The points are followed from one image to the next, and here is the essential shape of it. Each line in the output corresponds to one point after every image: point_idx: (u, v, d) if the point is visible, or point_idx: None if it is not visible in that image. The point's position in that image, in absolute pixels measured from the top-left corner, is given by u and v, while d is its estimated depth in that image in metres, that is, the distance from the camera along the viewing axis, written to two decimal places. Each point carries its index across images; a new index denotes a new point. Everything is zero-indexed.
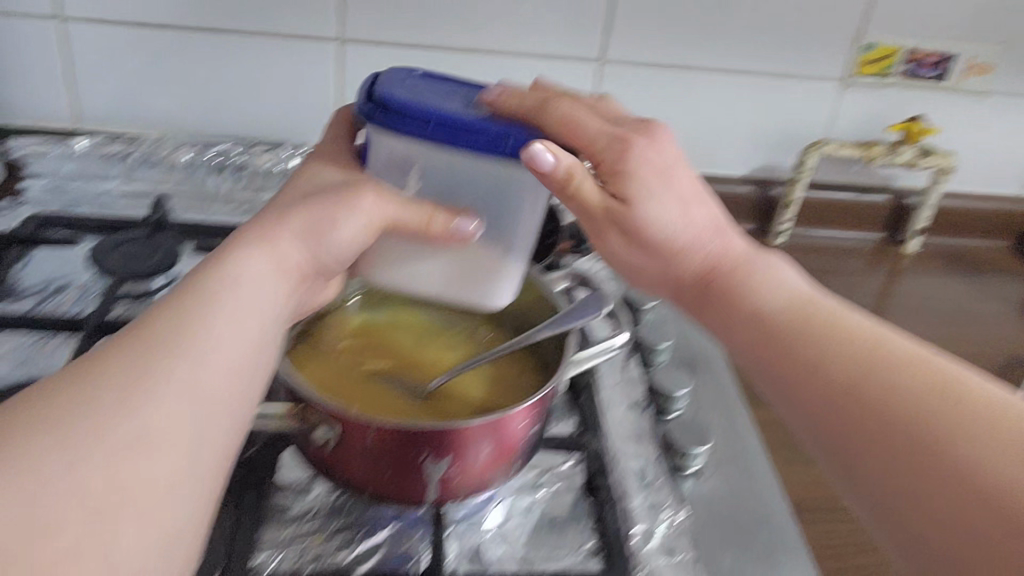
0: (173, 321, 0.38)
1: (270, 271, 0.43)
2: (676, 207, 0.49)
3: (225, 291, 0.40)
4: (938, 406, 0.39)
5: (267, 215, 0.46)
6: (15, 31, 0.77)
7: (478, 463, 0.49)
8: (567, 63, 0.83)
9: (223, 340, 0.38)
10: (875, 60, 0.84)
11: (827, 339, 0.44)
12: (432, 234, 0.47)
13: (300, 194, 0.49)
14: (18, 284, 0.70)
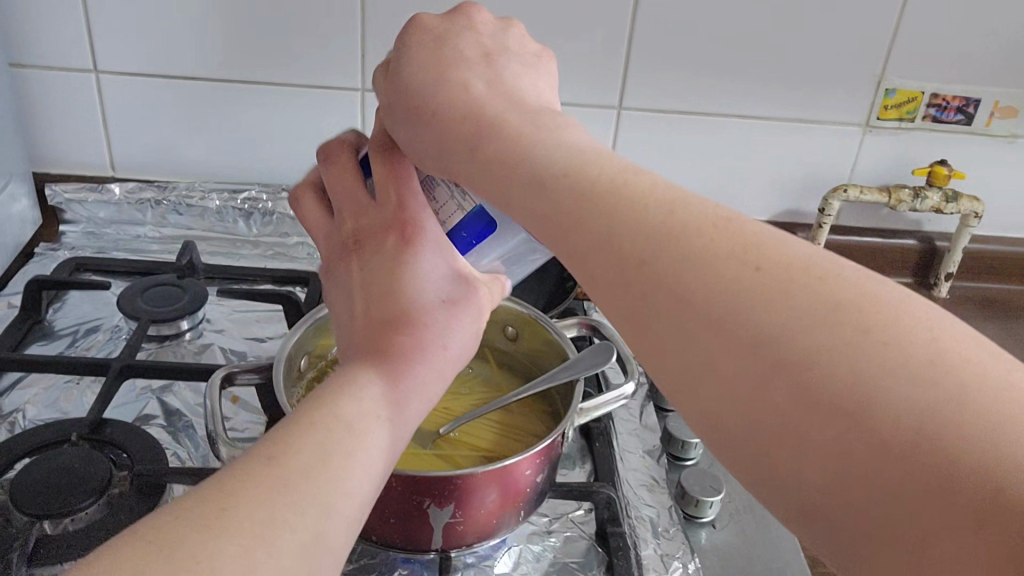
0: (313, 451, 0.33)
1: (411, 396, 0.37)
2: (434, 94, 0.40)
3: (376, 432, 0.35)
4: (857, 357, 0.27)
5: (400, 331, 0.39)
6: (56, 83, 0.81)
7: (483, 509, 0.50)
8: (587, 111, 0.84)
9: (363, 482, 0.33)
10: (897, 104, 0.84)
11: (629, 225, 0.32)
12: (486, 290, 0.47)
13: (435, 301, 0.41)
14: (52, 327, 0.73)
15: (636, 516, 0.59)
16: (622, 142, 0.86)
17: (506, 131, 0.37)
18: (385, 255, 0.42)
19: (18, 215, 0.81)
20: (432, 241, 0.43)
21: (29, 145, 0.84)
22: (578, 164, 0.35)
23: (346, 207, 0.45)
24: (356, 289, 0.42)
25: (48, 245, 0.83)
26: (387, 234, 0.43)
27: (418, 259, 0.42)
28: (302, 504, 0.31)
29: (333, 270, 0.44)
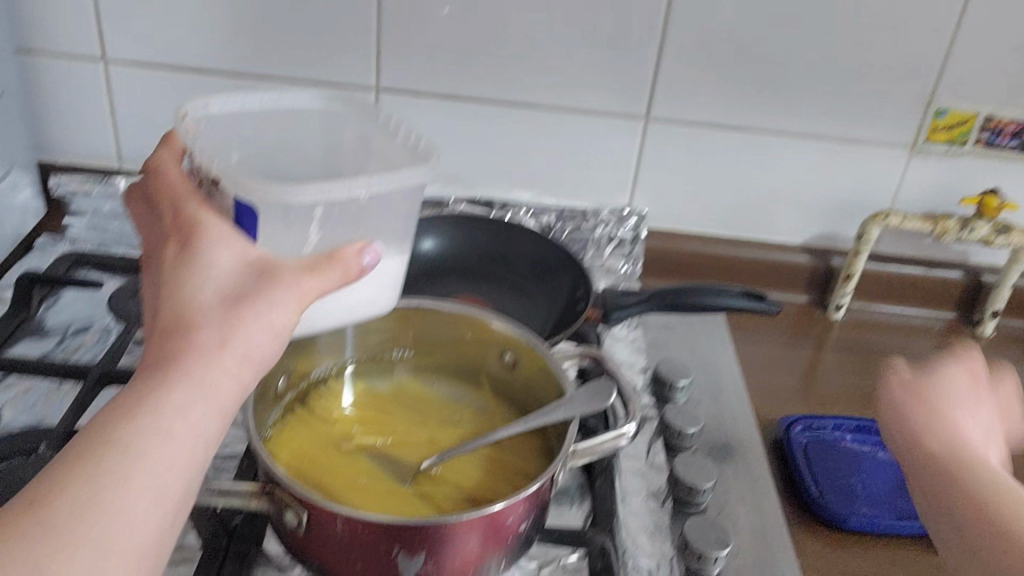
0: (86, 480, 0.36)
1: (206, 400, 0.40)
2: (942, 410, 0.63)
3: (159, 445, 0.38)
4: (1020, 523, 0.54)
5: (178, 335, 0.41)
6: (63, 70, 0.78)
7: (458, 558, 0.45)
8: (613, 121, 0.80)
9: (143, 500, 0.37)
10: (948, 126, 0.78)
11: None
12: (345, 272, 0.47)
13: (217, 298, 0.43)
14: (42, 325, 0.70)
15: (633, 567, 0.55)
16: (648, 154, 0.81)
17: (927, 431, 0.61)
18: (174, 265, 0.45)
19: (19, 205, 0.79)
20: (214, 237, 0.45)
21: (37, 132, 0.82)
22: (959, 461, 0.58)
23: (156, 231, 0.49)
24: (154, 298, 0.45)
25: (50, 236, 0.80)
26: (172, 244, 0.46)
27: (201, 261, 0.44)
28: (83, 531, 0.35)
29: (150, 270, 0.47)
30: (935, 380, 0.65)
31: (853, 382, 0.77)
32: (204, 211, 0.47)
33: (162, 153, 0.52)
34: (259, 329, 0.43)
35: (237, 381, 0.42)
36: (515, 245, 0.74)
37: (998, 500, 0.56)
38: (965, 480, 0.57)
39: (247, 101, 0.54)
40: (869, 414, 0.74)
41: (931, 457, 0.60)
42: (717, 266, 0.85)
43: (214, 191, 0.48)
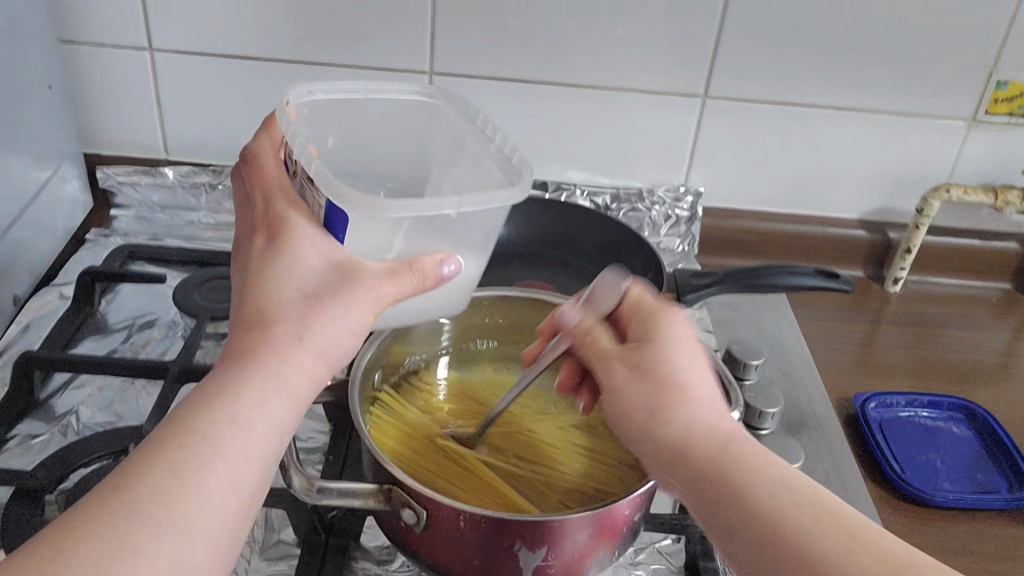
0: (169, 472, 0.36)
1: (279, 400, 0.40)
2: (678, 357, 0.45)
3: (236, 438, 0.38)
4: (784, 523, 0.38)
5: (258, 331, 0.41)
6: (108, 60, 0.76)
7: (577, 548, 0.45)
8: (669, 98, 0.79)
9: (218, 499, 0.36)
10: (1008, 96, 0.77)
11: (785, 517, 0.38)
12: (423, 280, 0.44)
13: (300, 295, 0.42)
14: (105, 321, 0.69)
15: None
16: (704, 132, 0.81)
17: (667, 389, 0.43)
18: (261, 259, 0.43)
19: (70, 199, 0.78)
20: (302, 231, 0.43)
21: (80, 125, 0.80)
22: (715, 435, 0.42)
23: (248, 223, 0.46)
24: (240, 292, 0.43)
25: (100, 230, 0.79)
26: (260, 237, 0.44)
27: (288, 257, 0.42)
28: (163, 522, 0.35)
29: (241, 253, 0.46)
30: (660, 354, 0.45)
31: (917, 354, 0.78)
32: (292, 205, 0.44)
33: (264, 137, 0.50)
34: (335, 329, 0.42)
35: (311, 380, 0.41)
36: (578, 228, 0.74)
37: (825, 509, 0.38)
38: (716, 494, 0.40)
39: (353, 89, 0.53)
40: (936, 386, 0.74)
41: (676, 454, 0.42)
42: (773, 243, 0.85)
43: (306, 188, 0.44)
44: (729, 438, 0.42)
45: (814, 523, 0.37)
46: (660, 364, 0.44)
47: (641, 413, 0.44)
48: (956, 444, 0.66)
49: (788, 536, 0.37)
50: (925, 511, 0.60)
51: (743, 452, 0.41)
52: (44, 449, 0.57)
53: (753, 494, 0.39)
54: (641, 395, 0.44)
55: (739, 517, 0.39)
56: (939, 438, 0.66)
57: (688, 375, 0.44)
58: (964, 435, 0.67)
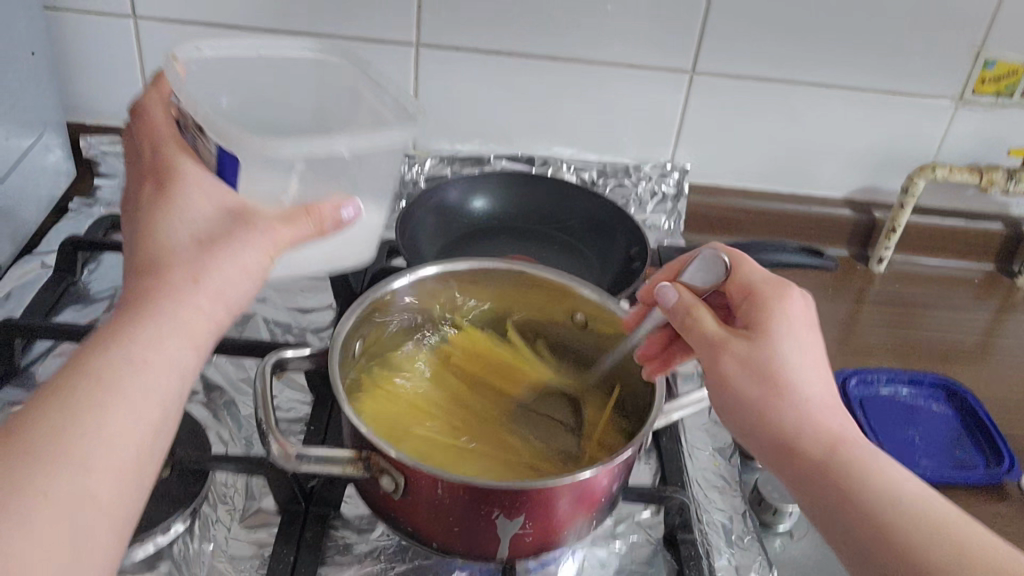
0: (59, 409, 0.35)
1: (180, 338, 0.40)
2: (795, 342, 0.44)
3: (128, 378, 0.37)
4: (899, 525, 0.39)
5: (149, 278, 0.41)
6: (91, 26, 0.76)
7: (557, 516, 0.45)
8: (657, 73, 0.78)
9: (115, 432, 0.36)
10: (996, 76, 0.77)
11: (891, 522, 0.40)
12: (321, 225, 0.45)
13: (191, 240, 0.43)
14: (87, 291, 0.69)
15: (707, 521, 0.55)
16: (693, 109, 0.81)
17: (773, 378, 0.43)
18: (149, 204, 0.44)
19: (53, 166, 0.77)
20: (189, 175, 0.44)
21: (64, 92, 0.80)
22: (823, 432, 0.43)
23: (136, 174, 0.47)
24: (131, 238, 0.43)
25: (84, 199, 0.79)
26: (149, 182, 0.45)
27: (174, 204, 0.43)
28: (55, 469, 0.34)
29: (131, 198, 0.46)
30: (773, 344, 0.44)
31: (899, 332, 0.78)
32: (181, 152, 0.46)
33: (149, 87, 0.51)
34: (229, 271, 0.42)
35: (210, 323, 0.42)
36: (565, 203, 0.75)
37: (925, 521, 0.39)
38: (819, 491, 0.42)
39: (244, 50, 0.53)
40: (917, 365, 0.74)
41: (785, 449, 0.43)
42: (759, 221, 0.85)
43: (197, 137, 0.46)
44: (831, 443, 0.42)
45: (919, 535, 0.39)
46: (773, 358, 0.44)
47: (753, 398, 0.44)
48: (934, 420, 0.67)
49: (891, 539, 0.39)
50: None
51: (845, 463, 0.42)
52: None
53: (866, 508, 0.40)
54: (760, 382, 0.44)
55: (840, 512, 0.41)
56: (915, 414, 0.67)
57: (812, 360, 0.44)
58: (940, 412, 0.67)
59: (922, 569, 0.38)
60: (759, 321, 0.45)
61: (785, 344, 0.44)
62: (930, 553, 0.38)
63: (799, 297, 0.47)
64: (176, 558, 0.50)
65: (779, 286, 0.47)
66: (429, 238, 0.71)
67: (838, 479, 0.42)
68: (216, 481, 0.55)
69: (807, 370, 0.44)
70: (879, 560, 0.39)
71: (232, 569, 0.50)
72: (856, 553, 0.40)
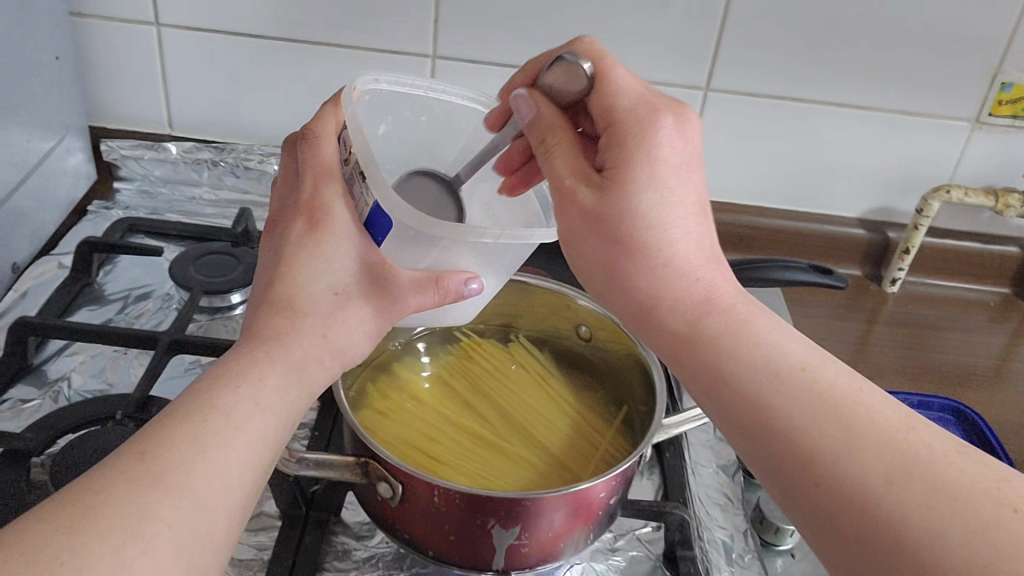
0: (188, 439, 0.34)
1: (295, 388, 0.40)
2: (654, 194, 0.41)
3: (254, 421, 0.37)
4: (803, 416, 0.36)
5: (282, 314, 0.41)
6: (114, 32, 0.77)
7: (552, 529, 0.45)
8: (671, 89, 0.79)
9: (236, 471, 0.35)
10: (1013, 99, 0.77)
11: (783, 403, 0.36)
12: (439, 298, 0.44)
13: (328, 292, 0.42)
14: (101, 291, 0.70)
15: (708, 539, 0.55)
16: (707, 125, 0.81)
17: (627, 229, 0.41)
18: (297, 244, 0.43)
19: (73, 169, 0.78)
20: (338, 224, 0.43)
21: (86, 97, 0.81)
22: (698, 311, 0.40)
23: (290, 196, 0.46)
24: (269, 268, 0.43)
25: (102, 203, 0.80)
26: (299, 221, 0.43)
27: (319, 253, 0.42)
28: (180, 493, 0.33)
29: (280, 223, 0.45)
30: (631, 193, 0.41)
31: (911, 354, 0.77)
32: (337, 191, 0.44)
33: (321, 108, 0.48)
34: (353, 330, 0.43)
35: (326, 375, 0.42)
36: None
37: (826, 401, 0.36)
38: (694, 360, 0.40)
39: (418, 91, 0.52)
40: (929, 387, 0.73)
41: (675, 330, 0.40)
42: (770, 239, 0.85)
43: (354, 181, 0.43)
44: (703, 301, 0.40)
45: (816, 418, 0.36)
46: (620, 210, 0.41)
47: (602, 240, 0.42)
48: None
49: (781, 431, 0.36)
50: None
51: (734, 367, 0.38)
52: (36, 413, 0.58)
53: (750, 401, 0.37)
54: (610, 231, 0.41)
55: (720, 391, 0.39)
56: None
57: (682, 211, 0.42)
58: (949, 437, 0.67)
59: (824, 471, 0.35)
60: (611, 157, 0.43)
61: (618, 181, 0.41)
62: (828, 450, 0.35)
63: (668, 125, 0.43)
64: None
65: (642, 113, 0.43)
66: None
67: (726, 366, 0.38)
68: None
69: (663, 225, 0.41)
70: (779, 455, 0.36)
71: (232, 570, 0.50)
72: (761, 455, 0.37)
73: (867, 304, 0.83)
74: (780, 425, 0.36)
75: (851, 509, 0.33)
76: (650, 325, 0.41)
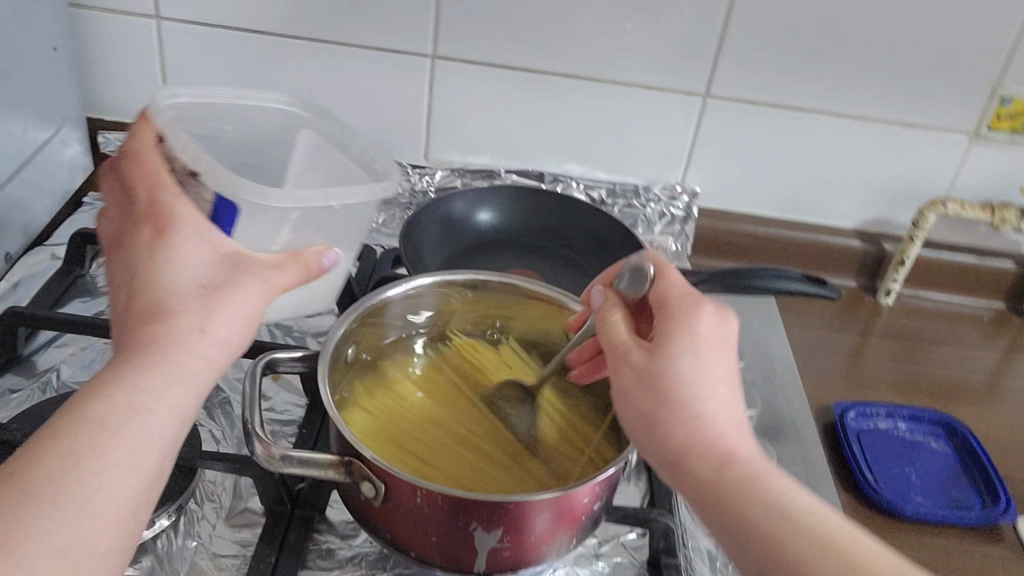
0: (62, 451, 0.35)
1: (181, 391, 0.40)
2: (701, 363, 0.43)
3: (132, 426, 0.37)
4: (815, 562, 0.37)
5: (155, 322, 0.40)
6: (114, 25, 0.77)
7: (537, 531, 0.45)
8: (669, 96, 0.79)
9: (118, 476, 0.36)
10: (1012, 114, 0.77)
11: (795, 545, 0.38)
12: (304, 271, 0.47)
13: (195, 285, 0.42)
14: (94, 283, 0.70)
15: (693, 547, 0.55)
16: (705, 132, 0.81)
17: (664, 396, 0.42)
18: (144, 249, 0.43)
19: (69, 161, 0.78)
20: (188, 221, 0.44)
21: (85, 89, 0.81)
22: (724, 463, 0.41)
23: (125, 210, 0.46)
24: (126, 281, 0.43)
25: (98, 194, 0.80)
26: (144, 228, 0.43)
27: (171, 248, 0.42)
28: (56, 506, 0.34)
29: (123, 237, 0.45)
30: (673, 358, 0.43)
31: (904, 367, 0.77)
32: (172, 196, 0.45)
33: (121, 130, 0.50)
34: (233, 319, 0.42)
35: (210, 371, 0.41)
36: (571, 220, 0.76)
37: (835, 550, 0.37)
38: (710, 508, 0.41)
39: (212, 96, 0.56)
40: (920, 399, 0.73)
41: (696, 486, 0.41)
42: (767, 247, 0.85)
43: (189, 182, 0.48)
44: (727, 451, 0.41)
45: (829, 567, 0.37)
46: (667, 372, 0.43)
47: (647, 410, 0.43)
48: (931, 458, 0.66)
49: (792, 574, 0.37)
50: (895, 522, 0.60)
51: (750, 514, 0.39)
52: (24, 403, 0.58)
53: (763, 543, 0.39)
54: (653, 391, 0.43)
55: (736, 532, 0.40)
56: (912, 450, 0.66)
57: (716, 379, 0.43)
58: (938, 450, 0.66)
59: None
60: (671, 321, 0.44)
61: (669, 350, 0.43)
62: None
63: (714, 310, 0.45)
64: (159, 553, 0.50)
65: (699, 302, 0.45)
66: (432, 250, 0.72)
67: (739, 513, 0.40)
68: (205, 479, 0.55)
69: (701, 392, 0.42)
70: None
71: (213, 567, 0.50)
72: None
73: (862, 315, 0.83)
74: (794, 566, 0.37)
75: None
76: (671, 470, 0.42)
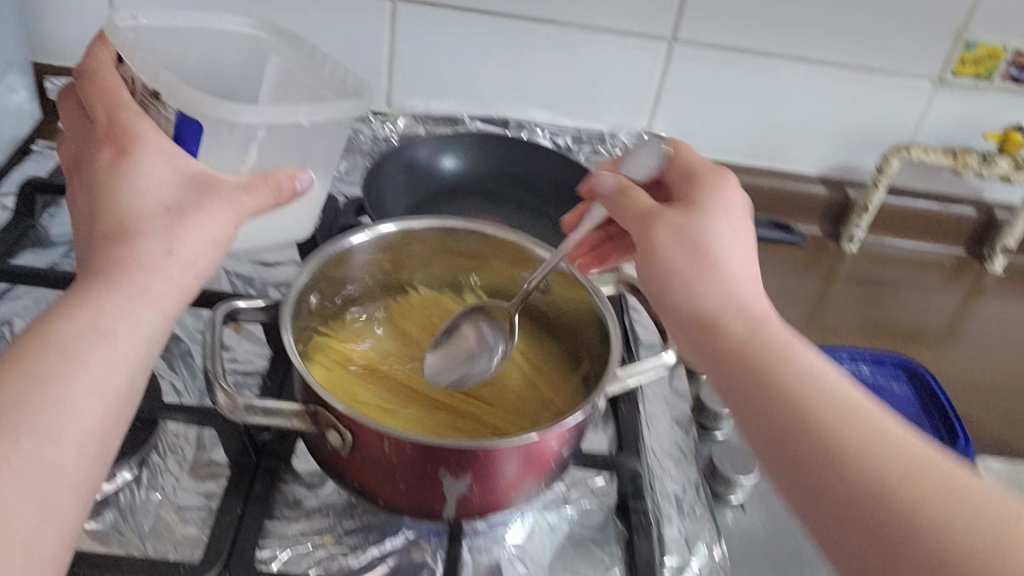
0: (25, 375, 0.35)
1: (149, 314, 0.39)
2: (730, 229, 0.46)
3: (99, 350, 0.37)
4: (852, 429, 0.37)
5: (116, 245, 0.39)
6: None
7: (506, 476, 0.45)
8: (635, 40, 0.77)
9: (84, 399, 0.35)
10: (976, 59, 0.77)
11: (828, 410, 0.38)
12: (276, 193, 0.44)
13: (159, 206, 0.41)
14: (47, 234, 0.68)
15: (660, 491, 0.55)
16: (672, 78, 0.80)
17: (693, 261, 0.44)
18: (103, 171, 0.41)
19: (16, 107, 0.75)
20: (151, 142, 0.42)
21: (30, 31, 0.78)
22: (752, 336, 0.42)
23: (88, 134, 0.45)
24: (87, 205, 0.41)
25: (48, 142, 0.77)
26: (105, 151, 0.42)
27: (134, 168, 0.41)
28: (20, 430, 0.33)
29: (87, 158, 0.44)
30: (705, 223, 0.45)
31: (867, 312, 0.78)
32: (134, 116, 0.43)
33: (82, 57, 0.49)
34: (199, 242, 0.41)
35: (178, 294, 0.40)
36: (537, 167, 0.75)
37: (868, 422, 0.38)
38: (736, 380, 0.41)
39: (174, 20, 0.54)
40: (882, 343, 0.74)
41: (724, 351, 0.42)
42: None
43: (150, 104, 0.46)
44: (760, 322, 0.43)
45: (865, 437, 0.37)
46: (703, 229, 0.45)
47: (679, 271, 0.44)
48: (894, 400, 0.66)
49: (826, 440, 0.37)
50: None
51: (781, 388, 0.40)
52: None
53: (795, 412, 0.39)
54: (686, 250, 0.45)
55: (761, 405, 0.40)
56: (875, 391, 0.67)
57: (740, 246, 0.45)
58: (900, 391, 0.67)
59: (865, 482, 0.35)
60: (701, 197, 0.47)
61: (700, 216, 0.46)
62: (871, 469, 0.36)
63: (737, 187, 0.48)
64: (121, 506, 0.49)
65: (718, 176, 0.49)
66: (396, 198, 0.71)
67: (770, 384, 0.40)
68: (168, 431, 0.54)
69: (728, 258, 0.45)
70: (821, 465, 0.37)
71: (178, 518, 0.49)
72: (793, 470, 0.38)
73: (826, 262, 0.83)
74: (828, 435, 0.37)
75: (872, 494, 0.35)
76: (701, 335, 0.43)
